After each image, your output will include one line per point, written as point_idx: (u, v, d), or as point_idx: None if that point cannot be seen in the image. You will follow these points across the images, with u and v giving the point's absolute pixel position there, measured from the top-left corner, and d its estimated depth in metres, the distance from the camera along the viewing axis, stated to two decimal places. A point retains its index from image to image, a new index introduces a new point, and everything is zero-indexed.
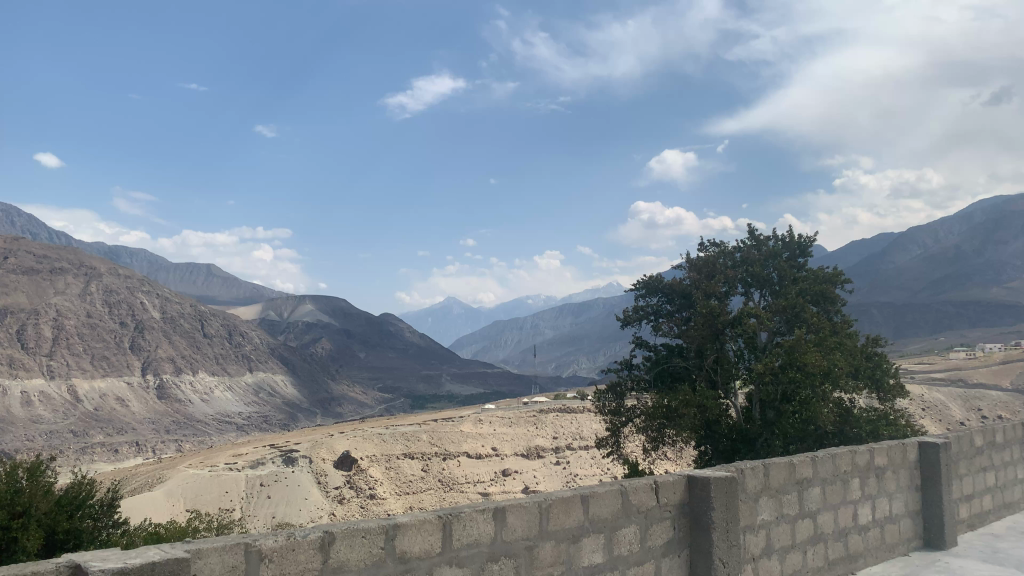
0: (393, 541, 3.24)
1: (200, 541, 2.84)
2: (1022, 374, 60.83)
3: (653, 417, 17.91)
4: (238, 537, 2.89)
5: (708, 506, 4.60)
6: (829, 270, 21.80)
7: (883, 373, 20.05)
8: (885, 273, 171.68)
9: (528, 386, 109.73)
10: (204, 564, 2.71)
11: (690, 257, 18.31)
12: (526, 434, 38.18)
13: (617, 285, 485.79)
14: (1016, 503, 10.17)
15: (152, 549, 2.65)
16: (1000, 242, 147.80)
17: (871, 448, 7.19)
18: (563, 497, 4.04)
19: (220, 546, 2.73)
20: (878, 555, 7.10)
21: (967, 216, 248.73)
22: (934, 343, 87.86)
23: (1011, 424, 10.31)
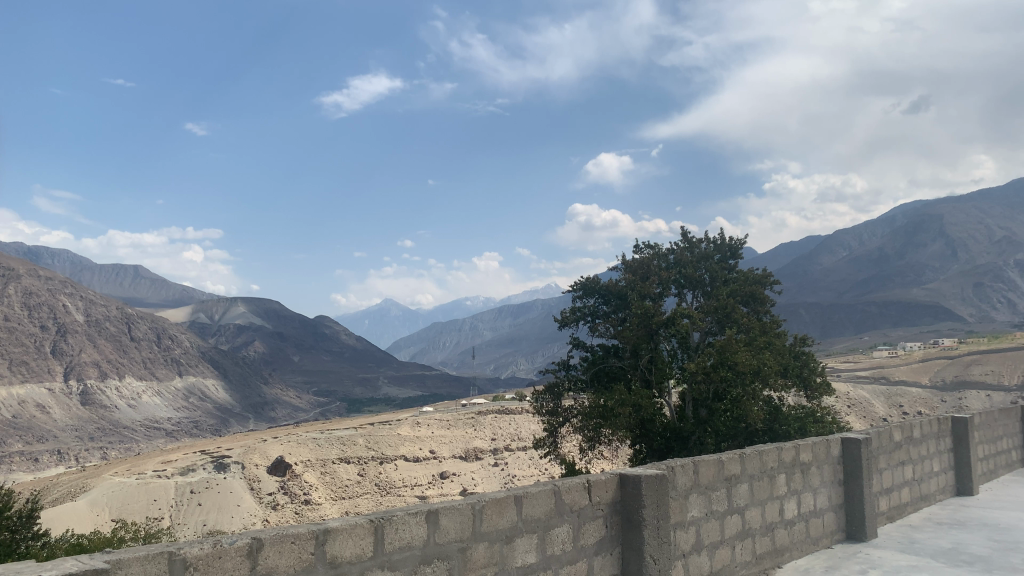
0: (323, 545, 3.36)
1: (121, 551, 2.91)
2: (939, 372, 63.66)
3: (590, 417, 18.22)
4: (165, 545, 2.97)
5: (638, 504, 4.86)
6: (758, 272, 22.61)
7: (811, 371, 20.76)
8: (812, 275, 177.10)
9: (466, 388, 109.92)
10: (129, 572, 2.79)
11: (626, 257, 18.75)
12: (464, 435, 38.22)
13: (556, 286, 485.87)
14: (932, 495, 10.76)
15: (68, 561, 2.73)
16: (920, 244, 154.02)
17: (796, 444, 7.55)
18: (496, 499, 4.22)
19: (145, 558, 2.82)
20: (803, 548, 7.45)
21: (888, 220, 258.69)
22: (858, 343, 91.27)
23: (928, 420, 10.86)
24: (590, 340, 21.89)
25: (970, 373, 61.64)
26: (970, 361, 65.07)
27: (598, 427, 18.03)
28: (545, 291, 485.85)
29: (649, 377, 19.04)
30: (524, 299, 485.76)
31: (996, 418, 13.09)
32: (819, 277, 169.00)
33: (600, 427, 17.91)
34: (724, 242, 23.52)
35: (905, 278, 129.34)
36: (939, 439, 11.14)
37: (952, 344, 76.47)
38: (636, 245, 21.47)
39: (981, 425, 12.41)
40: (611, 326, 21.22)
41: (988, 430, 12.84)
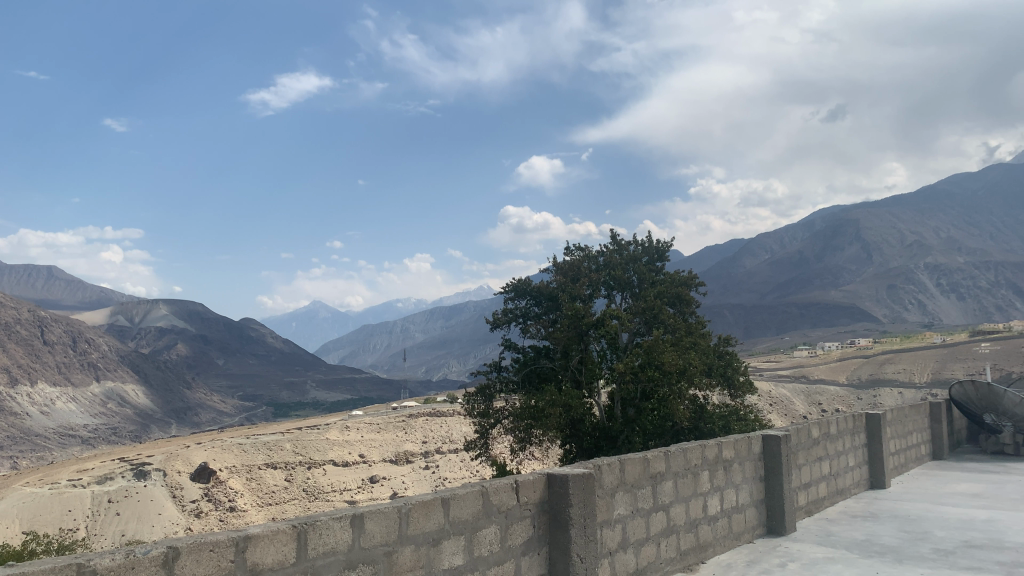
0: (244, 553, 3.35)
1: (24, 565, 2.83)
2: (856, 371, 66.25)
3: (520, 417, 18.33)
4: (73, 558, 2.91)
5: (567, 502, 4.97)
6: (683, 274, 23.17)
7: (734, 370, 21.34)
8: (736, 276, 182.33)
9: (397, 390, 109.21)
10: None
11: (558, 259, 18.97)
12: (394, 439, 37.93)
13: (487, 287, 486.10)
14: (848, 489, 11.25)
15: None
16: (837, 248, 160.25)
17: (719, 442, 7.78)
18: (424, 502, 4.24)
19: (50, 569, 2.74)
20: (725, 544, 7.69)
21: (807, 225, 268.75)
22: (779, 342, 94.38)
23: (844, 418, 11.29)
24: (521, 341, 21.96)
25: (884, 372, 64.42)
26: (883, 360, 68.03)
27: (529, 427, 18.16)
28: (477, 292, 486.02)
29: (579, 376, 19.25)
30: (455, 301, 485.78)
31: (907, 414, 13.73)
32: (742, 279, 174.01)
33: (531, 428, 18.02)
34: (651, 245, 24.04)
35: (823, 281, 134.44)
36: (855, 434, 11.63)
37: (866, 344, 79.78)
38: (567, 246, 21.77)
39: (894, 420, 13.00)
40: (542, 327, 21.36)
41: (900, 426, 13.46)
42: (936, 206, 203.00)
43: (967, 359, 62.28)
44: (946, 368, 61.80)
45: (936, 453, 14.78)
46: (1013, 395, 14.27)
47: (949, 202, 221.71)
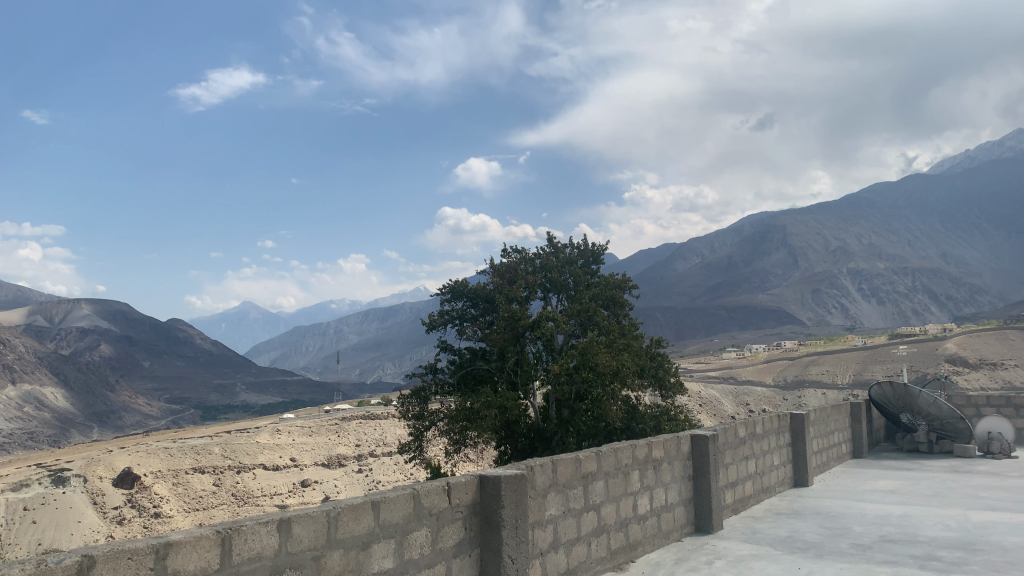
0: (165, 560, 3.34)
1: None
2: (782, 372, 68.32)
3: (455, 419, 18.31)
4: None
5: (499, 504, 5.07)
6: (617, 277, 23.58)
7: (665, 372, 21.80)
8: (669, 280, 186.30)
9: (330, 393, 107.87)
10: None
11: (494, 260, 19.12)
12: (327, 442, 37.42)
13: (424, 289, 486.28)
14: (773, 487, 11.64)
15: None
16: (765, 253, 165.08)
17: (649, 441, 7.99)
18: (352, 505, 4.26)
19: None
20: (653, 542, 7.89)
21: (736, 230, 276.75)
22: (709, 343, 96.76)
23: (768, 418, 11.67)
24: (457, 342, 21.99)
25: (808, 373, 66.71)
26: (808, 361, 70.45)
27: (464, 429, 18.18)
28: (412, 293, 486.18)
29: (515, 378, 19.38)
30: (390, 302, 485.51)
31: (829, 414, 14.27)
32: (674, 282, 177.77)
33: (466, 429, 18.08)
34: (587, 248, 24.47)
35: (751, 285, 138.37)
36: (780, 434, 12.05)
37: (792, 347, 82.40)
38: (503, 249, 21.94)
39: (816, 420, 13.49)
40: (479, 328, 21.40)
41: (822, 425, 13.98)
42: (858, 212, 210.98)
43: (885, 360, 64.95)
44: (866, 369, 64.36)
45: (856, 451, 15.40)
46: (927, 395, 14.94)
47: (870, 209, 230.86)
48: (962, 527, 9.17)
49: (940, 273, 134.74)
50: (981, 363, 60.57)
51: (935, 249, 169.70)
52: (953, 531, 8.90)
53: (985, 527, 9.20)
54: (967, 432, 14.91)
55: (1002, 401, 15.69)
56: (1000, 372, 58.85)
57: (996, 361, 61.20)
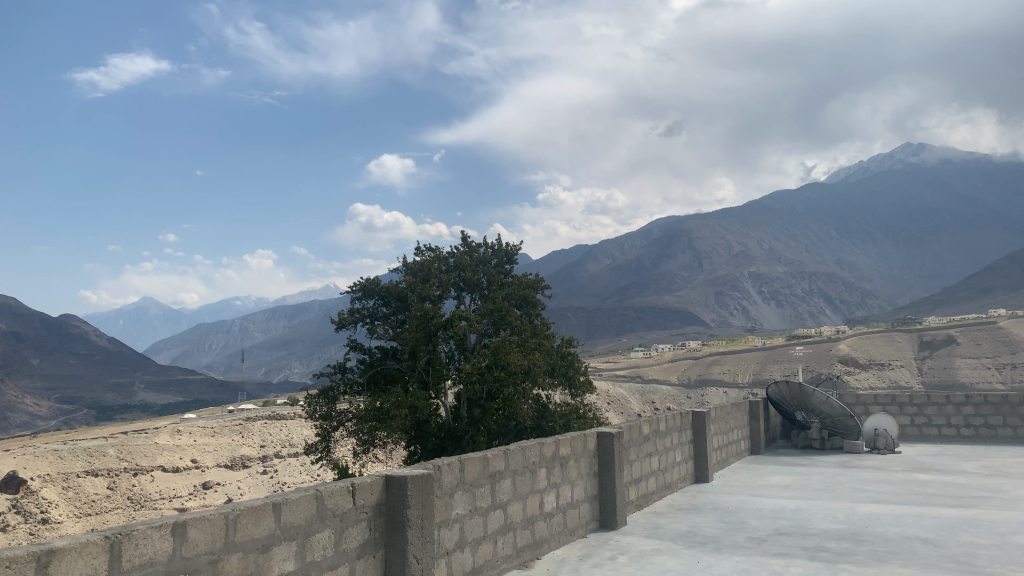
0: (48, 567, 3.25)
1: None
2: (686, 372, 70.50)
3: (365, 419, 18.13)
4: None
5: (404, 504, 5.17)
6: (530, 277, 23.89)
7: (576, 371, 22.16)
8: (580, 281, 189.68)
9: (234, 393, 104.96)
10: None
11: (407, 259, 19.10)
12: (230, 442, 36.38)
13: (334, 286, 486.32)
14: (675, 483, 12.05)
15: None
16: (671, 255, 169.73)
17: (557, 440, 8.21)
18: (252, 508, 4.23)
19: None
20: (559, 538, 8.11)
21: (644, 234, 285.10)
22: (617, 343, 98.79)
23: (672, 416, 12.08)
24: (368, 342, 21.81)
25: (711, 372, 69.00)
26: (710, 361, 72.94)
27: (373, 429, 18.03)
28: (320, 292, 485.79)
29: (427, 377, 19.36)
30: (298, 299, 485.78)
31: (729, 412, 14.85)
32: (585, 283, 180.98)
33: (375, 429, 17.88)
34: (500, 248, 24.77)
35: (659, 287, 142.04)
36: (682, 432, 12.51)
37: (696, 347, 85.12)
38: (417, 247, 21.93)
39: (716, 418, 14.04)
40: (391, 327, 21.30)
41: (723, 423, 14.58)
42: (759, 216, 219.83)
43: (783, 361, 67.84)
44: (765, 368, 67.10)
45: (754, 448, 16.09)
46: (821, 394, 15.74)
47: (770, 215, 240.73)
48: (849, 519, 9.77)
49: (835, 278, 141.57)
50: (870, 364, 64.07)
51: (830, 255, 178.41)
52: (840, 523, 9.49)
53: (870, 518, 9.83)
54: (856, 429, 15.79)
55: (888, 399, 16.68)
56: (887, 373, 62.45)
57: (884, 362, 64.85)
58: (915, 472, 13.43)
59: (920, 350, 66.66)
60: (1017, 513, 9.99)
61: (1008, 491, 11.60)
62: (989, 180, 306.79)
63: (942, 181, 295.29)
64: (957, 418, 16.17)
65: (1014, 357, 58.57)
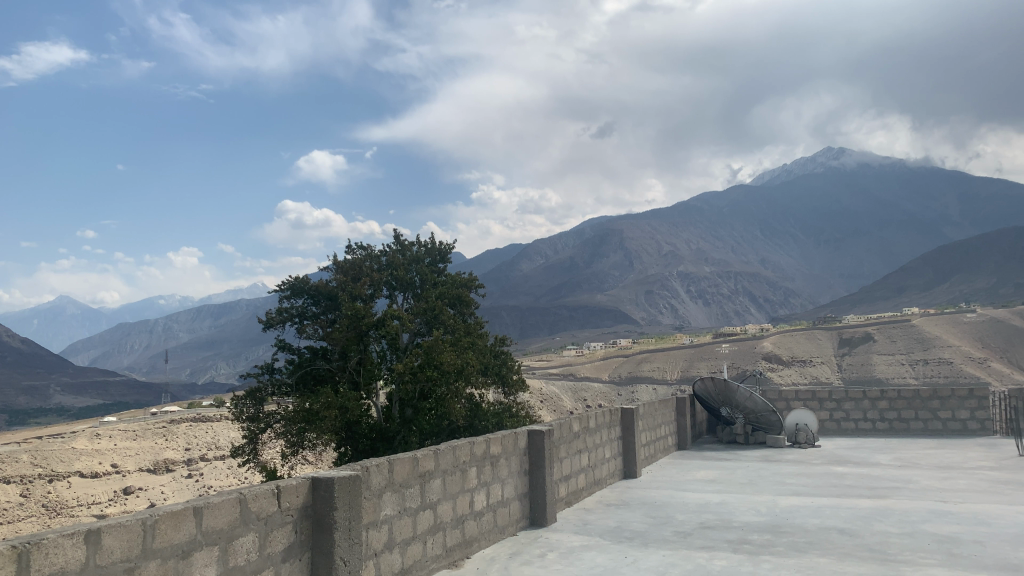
0: None
1: None
2: (617, 369, 71.58)
3: (294, 421, 17.86)
4: None
5: (332, 505, 4.87)
6: (464, 276, 23.97)
7: (508, 369, 22.29)
8: (513, 280, 190.78)
9: (157, 395, 102.04)
10: None
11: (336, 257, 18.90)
12: (153, 445, 35.32)
13: (261, 286, 486.52)
14: (604, 479, 12.28)
15: None
16: (603, 255, 171.88)
17: (487, 439, 8.26)
18: (172, 512, 3.93)
19: None
20: (490, 537, 8.14)
21: (576, 234, 289.68)
22: (550, 342, 99.65)
23: (601, 413, 12.30)
24: (297, 341, 21.47)
25: (640, 370, 70.17)
26: (641, 358, 74.20)
27: (303, 430, 17.76)
28: (248, 289, 485.74)
29: (358, 378, 19.21)
30: (224, 298, 485.68)
31: (657, 409, 15.19)
32: (519, 282, 182.02)
33: (304, 431, 17.63)
34: (433, 246, 24.72)
35: (591, 286, 143.81)
36: (611, 428, 12.72)
37: (626, 344, 86.58)
38: (348, 245, 21.73)
39: (645, 414, 14.36)
40: (320, 327, 20.99)
41: (651, 419, 14.88)
42: (688, 219, 224.86)
43: (709, 358, 69.47)
44: (692, 366, 68.62)
45: (681, 443, 16.46)
46: (745, 390, 16.14)
47: (698, 217, 246.36)
48: (770, 511, 10.13)
49: (760, 278, 145.59)
50: (793, 360, 66.26)
51: (755, 254, 183.59)
52: (763, 516, 9.80)
53: (790, 510, 10.20)
54: (779, 424, 16.26)
55: (809, 394, 17.24)
56: (809, 369, 64.68)
57: (806, 359, 66.99)
58: (833, 465, 14.00)
59: (840, 348, 69.17)
60: (926, 502, 10.50)
61: (920, 481, 12.18)
62: (901, 184, 321.44)
63: (859, 185, 307.95)
64: (872, 413, 16.85)
65: (926, 353, 61.28)
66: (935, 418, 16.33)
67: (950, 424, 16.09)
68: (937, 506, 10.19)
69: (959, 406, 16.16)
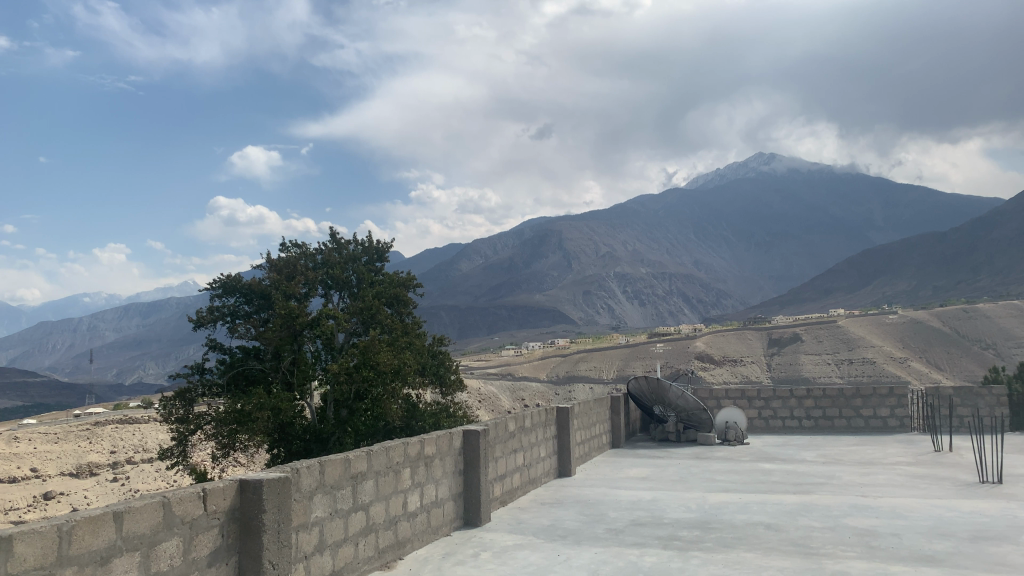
0: None
1: None
2: (555, 368, 72.12)
3: (225, 422, 17.51)
4: None
5: (259, 508, 4.78)
6: (402, 275, 23.89)
7: (446, 369, 22.29)
8: (453, 280, 190.64)
9: (82, 397, 98.56)
10: None
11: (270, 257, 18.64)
12: (77, 449, 34.18)
13: (191, 284, 486.98)
14: (538, 478, 12.41)
15: None
16: (542, 255, 173.01)
17: (422, 439, 8.26)
18: (91, 517, 3.81)
19: None
20: (422, 538, 8.15)
21: (514, 235, 292.21)
22: (489, 342, 99.87)
23: (537, 413, 12.44)
24: (229, 341, 21.03)
25: (577, 369, 70.87)
26: (578, 358, 74.85)
27: (233, 432, 17.43)
28: (179, 288, 485.82)
29: (291, 378, 18.94)
30: (154, 297, 486.06)
31: (591, 408, 15.43)
32: (459, 281, 181.84)
33: (235, 432, 17.28)
34: (370, 245, 24.61)
35: (530, 286, 144.59)
36: (547, 427, 12.89)
37: (564, 344, 87.31)
38: (282, 244, 21.43)
39: (579, 413, 14.55)
40: (253, 326, 20.63)
41: (585, 418, 15.09)
42: (625, 220, 228.10)
43: (646, 357, 70.54)
44: (628, 365, 69.61)
45: (615, 441, 16.75)
46: (677, 389, 16.47)
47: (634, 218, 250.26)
48: (700, 508, 10.42)
49: (695, 279, 148.60)
50: (724, 360, 67.87)
51: (689, 255, 187.35)
52: (692, 512, 10.10)
53: (720, 506, 10.51)
54: (709, 422, 16.67)
55: (738, 392, 17.71)
56: (740, 368, 66.28)
57: (737, 358, 68.67)
58: (761, 462, 14.45)
59: (769, 348, 71.09)
60: (847, 497, 10.96)
61: (842, 477, 12.69)
62: (828, 191, 333.07)
63: (788, 191, 318.02)
64: (799, 411, 17.41)
65: (851, 353, 63.53)
66: (857, 416, 16.97)
67: (871, 421, 16.77)
68: (858, 501, 10.64)
69: (880, 404, 16.86)
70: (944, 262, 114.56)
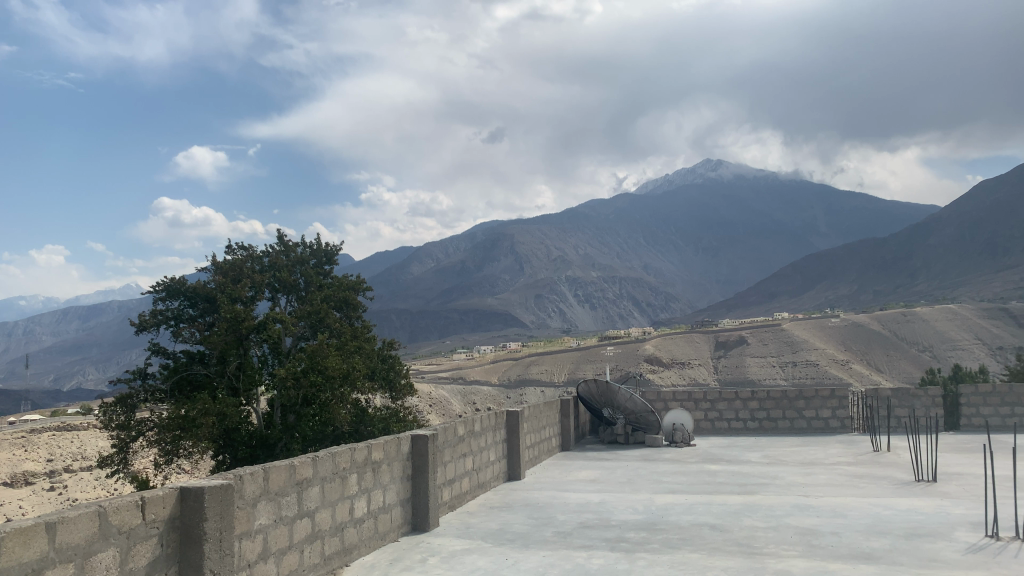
0: None
1: None
2: (506, 372, 72.22)
3: (168, 428, 17.10)
4: None
5: (200, 516, 4.55)
6: (351, 279, 23.67)
7: (396, 373, 22.15)
8: (404, 284, 189.76)
9: (18, 403, 95.40)
10: None
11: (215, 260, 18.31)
12: (11, 457, 33.03)
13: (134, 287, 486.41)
14: (487, 482, 12.39)
15: None
16: (494, 259, 173.23)
17: (369, 444, 8.18)
18: (22, 528, 3.60)
19: None
20: (369, 545, 8.06)
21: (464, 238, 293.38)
22: (440, 346, 99.66)
23: (486, 417, 12.44)
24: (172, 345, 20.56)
25: (528, 372, 71.13)
26: (530, 361, 75.01)
27: (176, 439, 17.03)
28: (122, 291, 485.66)
29: (237, 383, 18.60)
30: (95, 299, 485.73)
31: (541, 411, 15.50)
32: (410, 285, 180.85)
33: (179, 438, 16.88)
34: (319, 248, 24.32)
35: (481, 289, 144.56)
36: (496, 430, 12.90)
37: (515, 348, 87.58)
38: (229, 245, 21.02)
39: (529, 417, 14.59)
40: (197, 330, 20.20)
41: (535, 421, 15.14)
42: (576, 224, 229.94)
43: (596, 360, 71.11)
44: (579, 368, 70.12)
45: (564, 444, 16.86)
46: (625, 392, 16.67)
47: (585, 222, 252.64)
48: (647, 509, 10.57)
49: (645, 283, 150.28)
50: (672, 363, 68.85)
51: (638, 259, 189.55)
52: (639, 514, 10.23)
53: (666, 508, 10.66)
54: (656, 424, 16.89)
55: (685, 395, 18.00)
56: (688, 371, 67.27)
57: (685, 361, 69.72)
58: (707, 463, 14.70)
59: (716, 350, 72.34)
60: (790, 496, 11.22)
61: (785, 477, 12.98)
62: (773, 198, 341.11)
63: (734, 198, 325.18)
64: (745, 413, 17.74)
65: (795, 356, 65.08)
66: (799, 417, 17.40)
67: (813, 422, 17.23)
68: (800, 500, 10.89)
69: (822, 405, 17.32)
70: (883, 267, 118.00)
